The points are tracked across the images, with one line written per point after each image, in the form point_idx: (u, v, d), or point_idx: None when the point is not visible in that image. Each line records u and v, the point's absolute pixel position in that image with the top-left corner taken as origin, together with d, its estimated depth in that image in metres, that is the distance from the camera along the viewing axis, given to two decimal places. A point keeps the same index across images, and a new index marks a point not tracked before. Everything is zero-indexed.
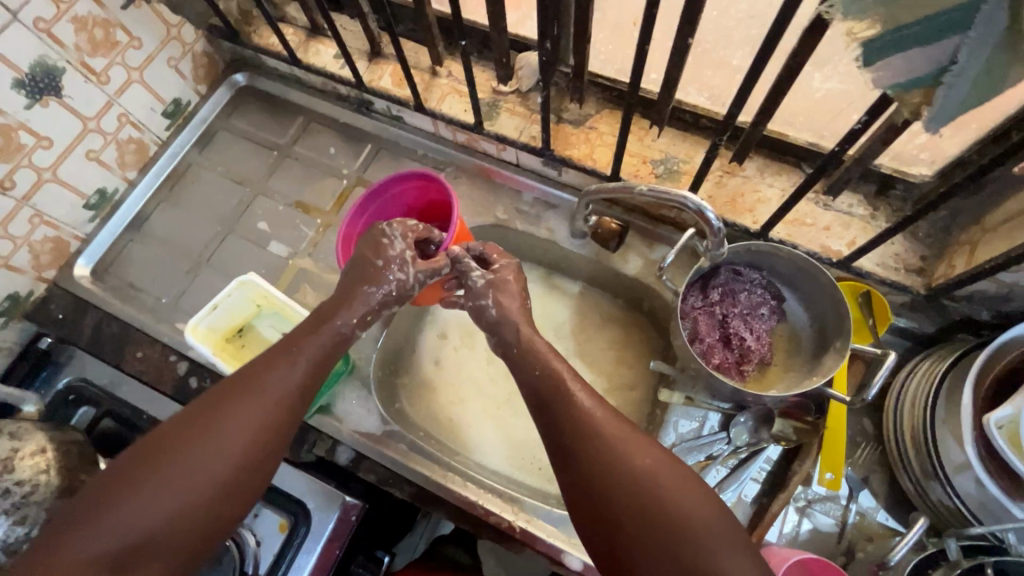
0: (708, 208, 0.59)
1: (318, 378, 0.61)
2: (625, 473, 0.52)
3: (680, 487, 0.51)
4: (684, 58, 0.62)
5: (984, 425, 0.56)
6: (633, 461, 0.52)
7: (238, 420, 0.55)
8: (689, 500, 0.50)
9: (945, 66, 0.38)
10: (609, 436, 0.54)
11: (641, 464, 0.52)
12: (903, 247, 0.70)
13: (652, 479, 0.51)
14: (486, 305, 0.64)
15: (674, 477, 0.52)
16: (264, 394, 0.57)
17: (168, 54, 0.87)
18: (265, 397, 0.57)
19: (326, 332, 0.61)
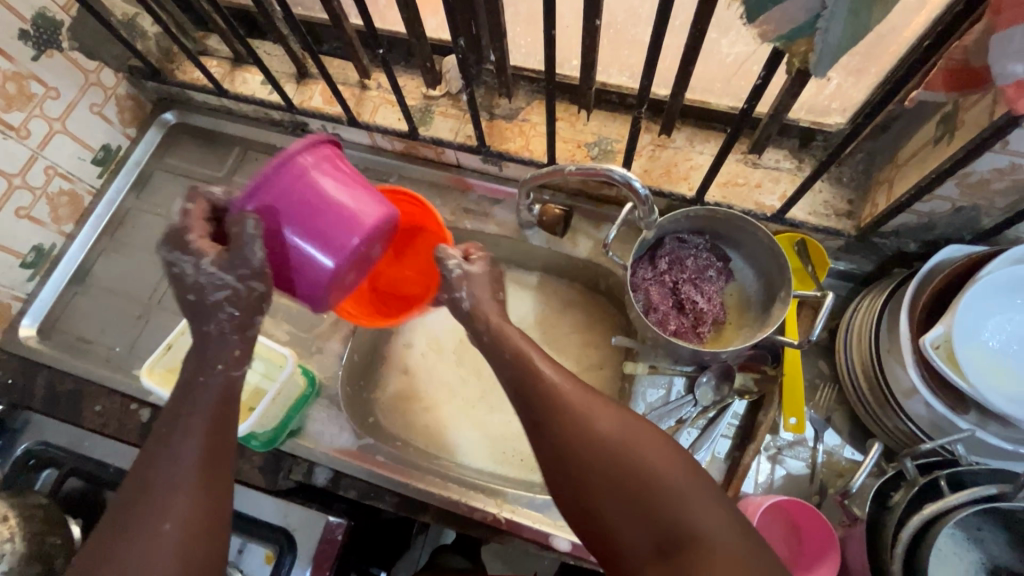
0: (634, 178, 0.62)
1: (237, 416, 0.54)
2: (598, 450, 0.51)
3: (655, 452, 0.50)
4: (595, 39, 0.64)
5: (919, 349, 0.59)
6: (598, 430, 0.51)
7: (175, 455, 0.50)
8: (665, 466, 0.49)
9: (819, 13, 0.41)
10: (580, 414, 0.52)
11: (606, 431, 0.51)
12: (831, 194, 0.73)
13: (624, 451, 0.50)
14: (460, 298, 0.61)
15: (646, 442, 0.51)
16: (179, 455, 0.49)
17: (90, 101, 0.86)
18: (194, 448, 0.50)
19: (209, 385, 0.52)
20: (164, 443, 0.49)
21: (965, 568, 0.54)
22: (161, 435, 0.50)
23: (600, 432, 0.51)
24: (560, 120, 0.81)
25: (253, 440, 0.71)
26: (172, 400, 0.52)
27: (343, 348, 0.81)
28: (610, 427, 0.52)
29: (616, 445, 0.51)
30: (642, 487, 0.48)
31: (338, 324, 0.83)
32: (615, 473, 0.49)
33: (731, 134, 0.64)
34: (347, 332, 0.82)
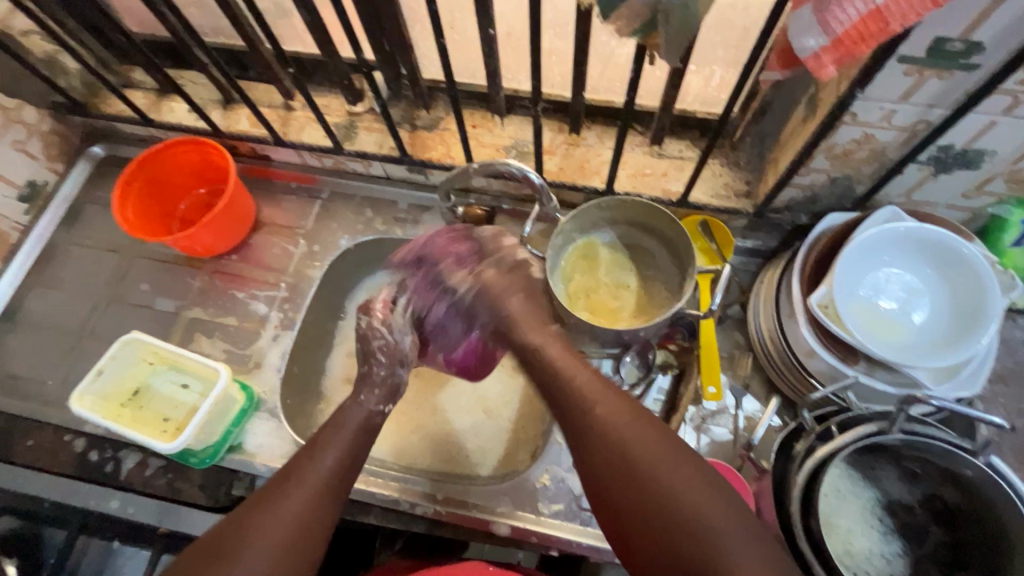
0: (529, 170, 0.69)
1: (350, 463, 0.60)
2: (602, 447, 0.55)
3: (653, 444, 0.54)
4: (493, 48, 0.68)
5: (808, 308, 0.64)
6: (620, 436, 0.55)
7: (297, 484, 0.55)
8: (671, 465, 0.52)
9: (656, 7, 0.46)
10: (601, 420, 0.56)
11: (627, 438, 0.54)
12: (729, 177, 0.79)
13: (626, 447, 0.54)
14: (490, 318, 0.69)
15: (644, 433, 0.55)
16: (310, 474, 0.56)
17: (12, 138, 0.86)
18: (311, 476, 0.56)
19: (352, 415, 0.64)
20: (326, 443, 0.60)
21: (863, 507, 0.58)
22: (307, 450, 0.60)
23: (607, 425, 0.55)
24: (477, 127, 0.85)
25: (191, 457, 0.72)
26: (316, 432, 0.62)
27: (281, 361, 0.83)
28: (614, 420, 0.56)
29: (622, 446, 0.54)
30: (643, 486, 0.52)
31: (275, 339, 0.84)
32: (618, 469, 0.54)
33: (623, 127, 0.69)
34: (285, 345, 0.84)
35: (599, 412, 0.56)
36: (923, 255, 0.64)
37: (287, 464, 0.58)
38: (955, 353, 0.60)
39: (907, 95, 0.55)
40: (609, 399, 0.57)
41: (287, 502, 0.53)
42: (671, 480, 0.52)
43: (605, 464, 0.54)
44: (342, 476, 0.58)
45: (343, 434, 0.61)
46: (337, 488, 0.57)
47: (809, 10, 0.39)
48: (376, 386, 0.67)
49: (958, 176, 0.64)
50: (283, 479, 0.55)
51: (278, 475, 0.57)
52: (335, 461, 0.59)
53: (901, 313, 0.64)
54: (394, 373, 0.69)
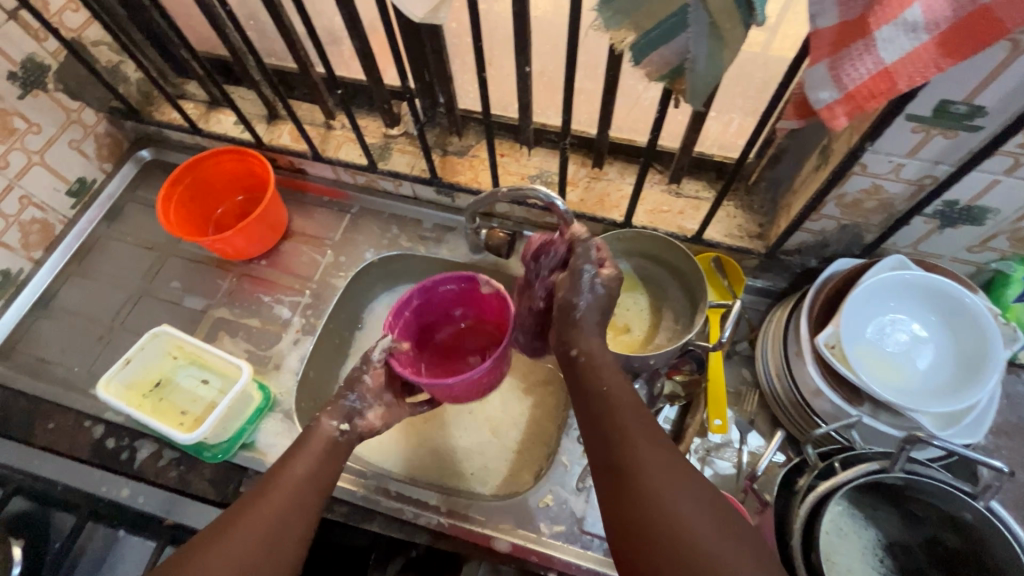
0: (556, 196, 0.70)
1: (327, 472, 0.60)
2: (666, 513, 0.48)
3: (690, 496, 0.49)
4: (527, 84, 0.74)
5: (815, 347, 0.66)
6: (657, 477, 0.50)
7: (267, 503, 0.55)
8: (715, 523, 0.47)
9: (685, 57, 0.50)
10: (637, 456, 0.51)
11: (670, 483, 0.49)
12: (743, 219, 0.83)
13: (672, 501, 0.48)
14: (575, 304, 0.59)
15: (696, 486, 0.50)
16: (281, 483, 0.57)
17: (69, 137, 0.92)
18: (282, 488, 0.56)
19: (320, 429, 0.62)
20: (303, 461, 0.59)
21: (863, 548, 0.59)
22: (281, 463, 0.60)
23: (648, 469, 0.50)
24: (505, 155, 0.90)
25: (205, 451, 0.75)
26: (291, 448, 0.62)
27: (299, 365, 0.85)
28: (665, 472, 0.50)
29: (650, 478, 0.50)
30: (691, 552, 0.46)
31: (296, 343, 0.87)
32: (650, 522, 0.48)
33: (644, 163, 0.73)
34: (305, 349, 0.86)
35: (648, 458, 0.51)
36: (927, 303, 0.66)
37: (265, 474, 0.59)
38: (959, 399, 0.61)
39: (914, 151, 0.59)
40: (653, 446, 0.52)
41: (260, 510, 0.54)
42: (697, 524, 0.47)
43: (644, 520, 0.48)
44: (316, 485, 0.58)
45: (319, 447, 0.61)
46: (314, 495, 0.58)
47: (824, 65, 0.43)
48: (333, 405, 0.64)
49: (962, 230, 0.67)
50: (256, 496, 0.56)
51: (251, 491, 0.57)
52: (309, 469, 0.59)
53: (906, 357, 0.66)
54: (348, 399, 0.64)
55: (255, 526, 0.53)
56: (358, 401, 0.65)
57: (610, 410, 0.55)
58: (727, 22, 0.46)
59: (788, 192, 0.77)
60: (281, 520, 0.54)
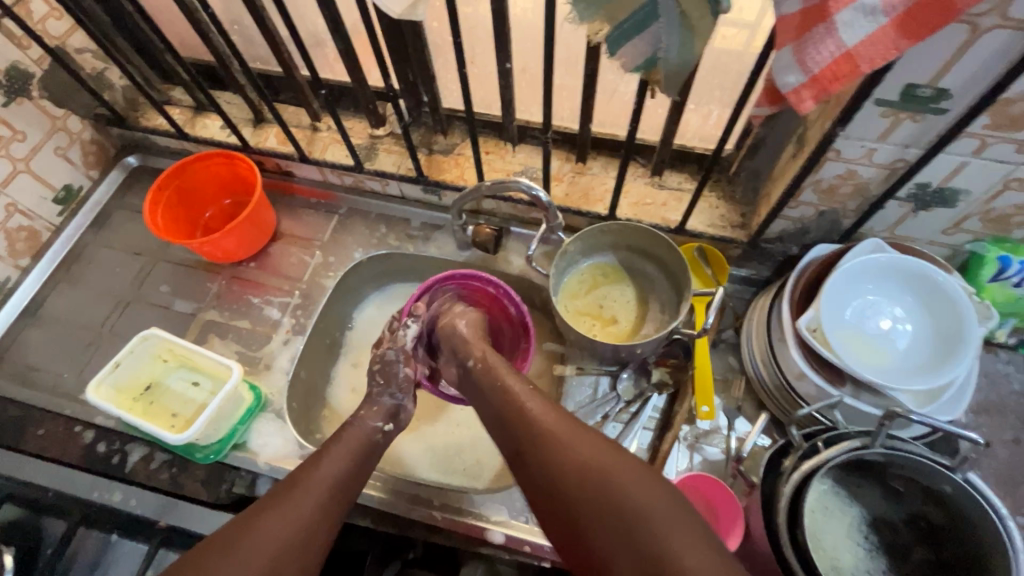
0: (538, 188, 0.72)
1: (360, 470, 0.63)
2: (555, 457, 0.56)
3: (585, 439, 0.56)
4: (508, 81, 0.75)
5: (797, 331, 0.68)
6: (549, 430, 0.58)
7: (307, 497, 0.58)
8: (613, 460, 0.54)
9: (658, 46, 0.51)
10: (530, 420, 0.60)
11: (559, 435, 0.57)
12: (725, 209, 0.84)
13: (561, 443, 0.56)
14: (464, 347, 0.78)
15: (598, 441, 0.56)
16: (319, 477, 0.60)
17: (55, 144, 0.92)
18: (316, 483, 0.59)
19: (356, 429, 0.66)
20: (333, 455, 0.63)
21: (849, 524, 0.60)
22: (311, 462, 0.62)
23: (539, 425, 0.59)
24: (490, 153, 0.91)
25: (196, 452, 0.75)
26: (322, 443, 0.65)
27: (290, 364, 0.86)
28: (555, 425, 0.58)
29: (542, 432, 0.58)
30: (581, 481, 0.53)
31: (286, 343, 0.87)
32: (567, 480, 0.54)
33: (625, 156, 0.74)
34: (295, 349, 0.87)
35: (536, 417, 0.60)
36: (905, 285, 0.68)
37: (290, 475, 0.61)
38: (938, 376, 0.63)
39: (885, 135, 0.60)
40: (545, 410, 0.60)
41: (297, 497, 0.58)
42: (587, 453, 0.55)
43: (536, 459, 0.57)
44: (347, 485, 0.61)
45: (350, 444, 0.64)
46: (347, 492, 0.61)
47: (789, 50, 0.44)
48: (377, 405, 0.69)
49: (935, 213, 0.69)
50: (289, 487, 0.59)
51: (285, 481, 0.60)
52: (340, 469, 0.62)
53: (885, 338, 0.67)
54: (390, 398, 0.71)
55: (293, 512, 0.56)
56: (400, 397, 0.71)
57: (523, 404, 0.62)
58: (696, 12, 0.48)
59: (768, 181, 0.78)
60: (319, 506, 0.58)
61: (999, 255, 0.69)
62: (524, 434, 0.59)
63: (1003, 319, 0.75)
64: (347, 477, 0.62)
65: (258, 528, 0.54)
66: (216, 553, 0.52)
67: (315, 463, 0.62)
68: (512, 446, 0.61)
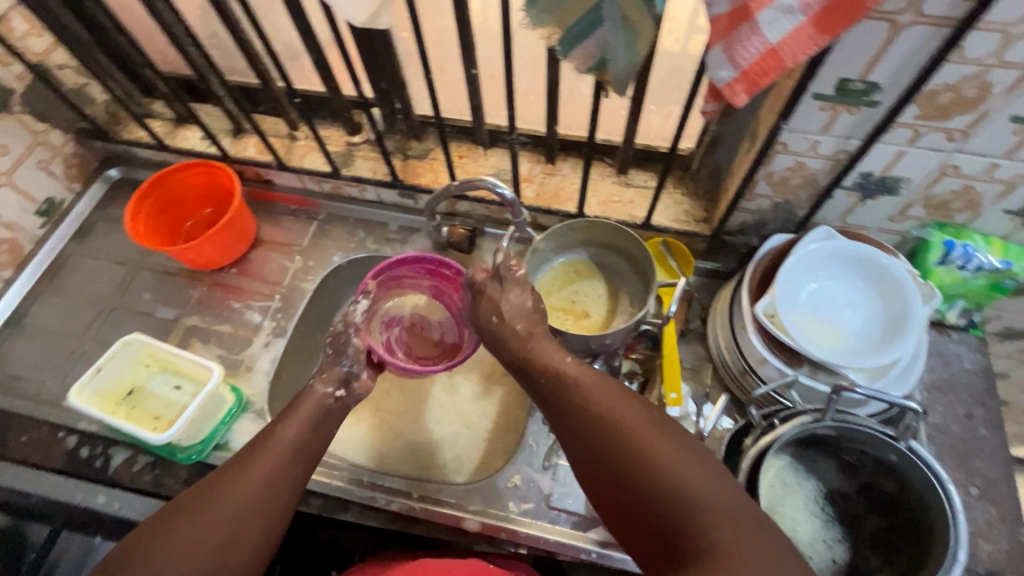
0: (501, 186, 0.75)
1: (318, 435, 0.64)
2: (591, 422, 0.56)
3: (623, 406, 0.56)
4: (475, 86, 0.78)
5: (756, 316, 0.71)
6: (586, 396, 0.58)
7: (263, 466, 0.58)
8: (654, 429, 0.53)
9: (606, 48, 0.55)
10: (569, 382, 0.59)
11: (598, 403, 0.57)
12: (688, 205, 0.88)
13: (600, 411, 0.56)
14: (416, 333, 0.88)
15: (635, 407, 0.56)
16: (277, 443, 0.60)
17: (37, 158, 0.94)
18: (275, 450, 0.60)
19: (313, 396, 0.66)
20: (292, 420, 0.63)
21: (806, 497, 0.63)
22: (267, 430, 0.62)
23: (579, 388, 0.58)
24: (463, 156, 0.94)
25: (178, 452, 0.76)
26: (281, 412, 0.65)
27: (271, 366, 0.88)
28: (595, 390, 0.58)
29: (579, 396, 0.58)
30: (617, 449, 0.53)
31: (267, 345, 0.89)
32: (604, 445, 0.54)
33: (589, 155, 0.78)
34: (276, 351, 0.89)
35: (577, 382, 0.59)
36: (854, 269, 0.71)
37: (251, 442, 0.61)
38: (885, 355, 0.66)
39: (826, 127, 0.64)
40: (583, 370, 0.60)
41: (252, 468, 0.58)
42: (625, 420, 0.54)
43: (575, 423, 0.57)
44: (306, 448, 0.62)
45: (309, 408, 0.65)
46: (304, 462, 0.61)
47: (720, 48, 0.47)
48: (328, 372, 0.69)
49: (881, 201, 0.72)
50: (246, 456, 0.59)
51: (245, 449, 0.60)
52: (299, 433, 0.62)
53: (838, 320, 0.70)
54: (343, 365, 0.70)
55: (249, 479, 0.57)
56: (352, 365, 0.71)
57: (563, 365, 0.61)
58: (638, 16, 0.51)
59: (726, 176, 0.82)
60: (278, 475, 0.58)
61: (943, 240, 0.73)
62: (561, 395, 0.59)
63: (952, 301, 0.79)
64: (305, 440, 0.62)
65: (213, 496, 0.55)
66: (171, 523, 0.53)
67: (276, 431, 0.62)
68: (547, 406, 0.61)
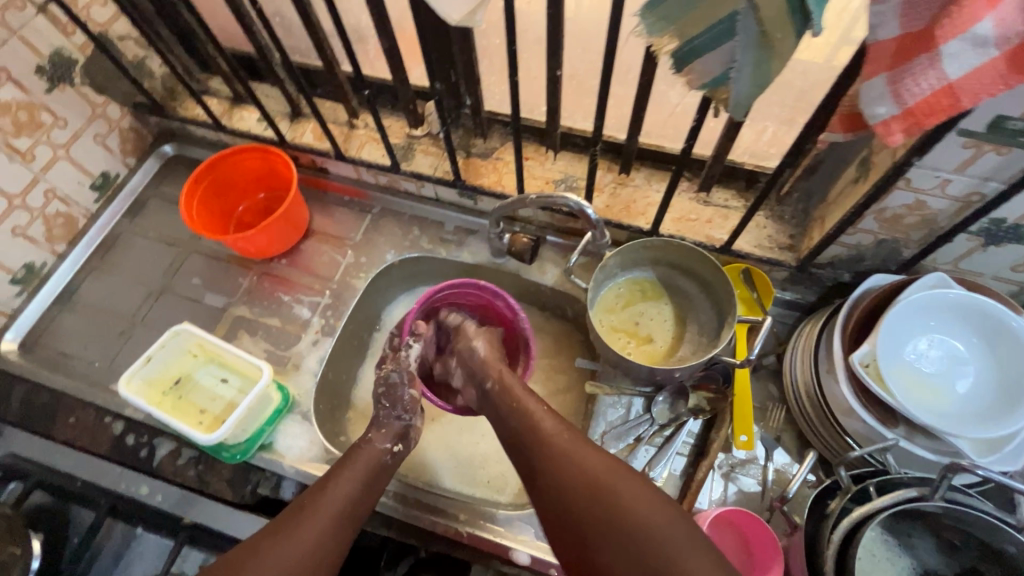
0: (588, 207, 0.70)
1: (366, 497, 0.65)
2: (565, 480, 0.57)
3: (598, 462, 0.57)
4: (557, 88, 0.72)
5: (849, 366, 0.64)
6: (557, 451, 0.59)
7: (313, 528, 0.59)
8: (633, 490, 0.54)
9: (730, 65, 0.48)
10: (543, 440, 0.60)
11: (575, 462, 0.58)
12: (773, 229, 0.80)
13: (573, 468, 0.57)
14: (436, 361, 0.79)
15: (611, 464, 0.57)
16: (329, 502, 0.61)
17: (95, 131, 0.92)
18: (325, 510, 0.61)
19: (367, 452, 0.68)
20: (343, 478, 0.64)
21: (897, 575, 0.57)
22: (320, 486, 0.63)
23: (554, 446, 0.59)
24: (530, 159, 0.88)
25: (223, 451, 0.74)
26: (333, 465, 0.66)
27: (318, 366, 0.85)
28: (569, 446, 0.59)
29: (554, 454, 0.59)
30: (590, 508, 0.54)
31: (315, 343, 0.87)
32: (581, 507, 0.55)
33: (676, 172, 0.72)
34: (324, 351, 0.86)
35: (553, 442, 0.60)
36: (966, 323, 0.64)
37: (301, 497, 0.62)
38: (1001, 426, 0.59)
39: (963, 167, 0.56)
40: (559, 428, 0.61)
41: (304, 526, 0.59)
42: (600, 478, 0.56)
43: (551, 480, 0.58)
44: (354, 508, 0.63)
45: (361, 467, 0.66)
46: (349, 527, 0.62)
47: (883, 79, 0.42)
48: (385, 427, 0.71)
49: (1007, 249, 0.64)
50: (300, 513, 0.60)
51: (297, 503, 0.62)
52: (350, 491, 0.63)
53: (942, 380, 0.64)
54: (399, 419, 0.72)
55: (299, 539, 0.58)
56: (407, 417, 0.72)
57: (541, 425, 0.62)
58: (779, 32, 0.44)
59: (823, 203, 0.75)
60: (326, 538, 0.59)
61: None
62: (542, 459, 0.59)
63: None
64: (354, 503, 0.63)
65: (265, 553, 0.56)
66: None
67: (324, 487, 0.63)
68: (527, 467, 0.61)
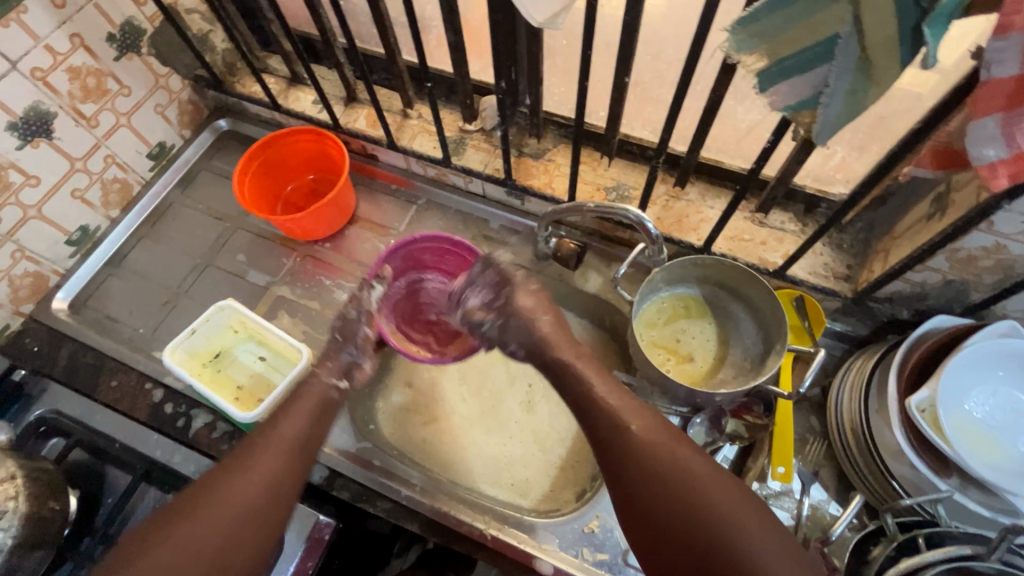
0: (647, 219, 0.69)
1: (321, 427, 0.66)
2: (646, 467, 0.57)
3: (682, 454, 0.57)
4: (623, 95, 0.70)
5: (903, 409, 0.62)
6: (637, 437, 0.58)
7: (265, 463, 0.61)
8: (721, 489, 0.55)
9: (821, 90, 0.46)
10: (620, 424, 0.59)
11: (659, 450, 0.57)
12: (831, 258, 0.77)
13: (657, 457, 0.57)
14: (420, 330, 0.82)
15: (695, 457, 0.57)
16: (278, 437, 0.63)
17: (156, 101, 0.93)
18: (274, 444, 0.63)
19: (312, 388, 0.68)
20: (291, 412, 0.65)
21: None
22: (270, 420, 0.65)
23: (636, 433, 0.58)
24: (583, 163, 0.86)
25: None
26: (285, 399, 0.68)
27: None
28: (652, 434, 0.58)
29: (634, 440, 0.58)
30: (672, 500, 0.55)
31: None
32: (666, 497, 0.55)
33: (739, 191, 0.70)
34: None
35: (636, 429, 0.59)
36: None
37: (254, 434, 0.64)
38: None
39: None
40: (639, 414, 0.60)
41: (256, 459, 0.61)
42: (686, 469, 0.56)
43: (630, 467, 0.58)
44: (308, 440, 0.65)
45: (309, 401, 0.67)
46: (303, 458, 0.63)
47: (995, 120, 0.41)
48: (333, 362, 0.70)
49: None
50: (252, 448, 0.62)
51: (250, 440, 0.64)
52: (302, 427, 0.65)
53: (1001, 432, 0.61)
54: (348, 355, 0.71)
55: (254, 473, 0.60)
56: (355, 354, 0.72)
57: (618, 410, 0.60)
58: (883, 60, 0.42)
59: (888, 236, 0.72)
60: (280, 471, 0.61)
61: None
62: (621, 444, 0.59)
63: None
64: (306, 436, 0.64)
65: (219, 492, 0.58)
66: (183, 515, 0.57)
67: (276, 420, 0.65)
68: (602, 448, 0.60)
